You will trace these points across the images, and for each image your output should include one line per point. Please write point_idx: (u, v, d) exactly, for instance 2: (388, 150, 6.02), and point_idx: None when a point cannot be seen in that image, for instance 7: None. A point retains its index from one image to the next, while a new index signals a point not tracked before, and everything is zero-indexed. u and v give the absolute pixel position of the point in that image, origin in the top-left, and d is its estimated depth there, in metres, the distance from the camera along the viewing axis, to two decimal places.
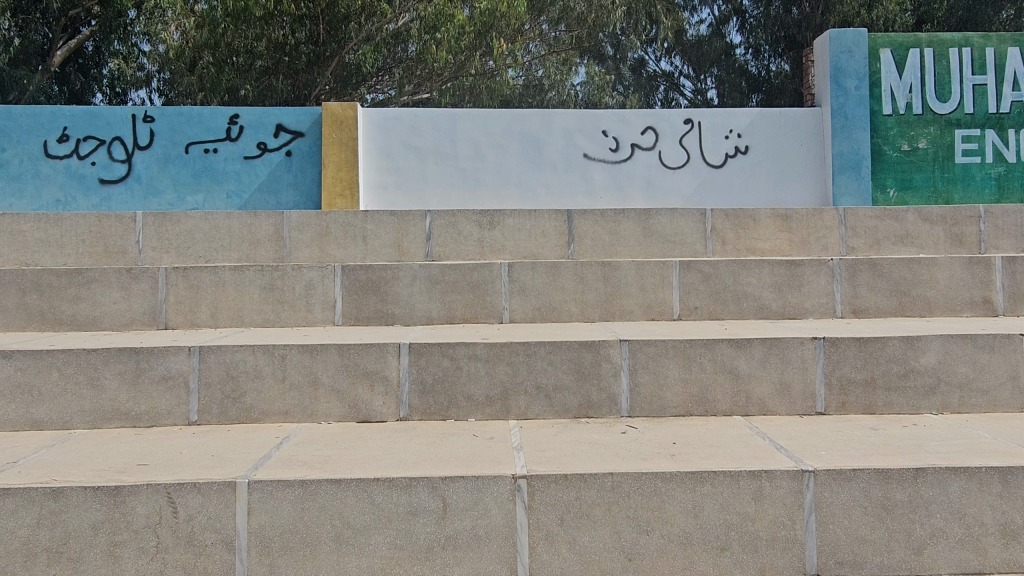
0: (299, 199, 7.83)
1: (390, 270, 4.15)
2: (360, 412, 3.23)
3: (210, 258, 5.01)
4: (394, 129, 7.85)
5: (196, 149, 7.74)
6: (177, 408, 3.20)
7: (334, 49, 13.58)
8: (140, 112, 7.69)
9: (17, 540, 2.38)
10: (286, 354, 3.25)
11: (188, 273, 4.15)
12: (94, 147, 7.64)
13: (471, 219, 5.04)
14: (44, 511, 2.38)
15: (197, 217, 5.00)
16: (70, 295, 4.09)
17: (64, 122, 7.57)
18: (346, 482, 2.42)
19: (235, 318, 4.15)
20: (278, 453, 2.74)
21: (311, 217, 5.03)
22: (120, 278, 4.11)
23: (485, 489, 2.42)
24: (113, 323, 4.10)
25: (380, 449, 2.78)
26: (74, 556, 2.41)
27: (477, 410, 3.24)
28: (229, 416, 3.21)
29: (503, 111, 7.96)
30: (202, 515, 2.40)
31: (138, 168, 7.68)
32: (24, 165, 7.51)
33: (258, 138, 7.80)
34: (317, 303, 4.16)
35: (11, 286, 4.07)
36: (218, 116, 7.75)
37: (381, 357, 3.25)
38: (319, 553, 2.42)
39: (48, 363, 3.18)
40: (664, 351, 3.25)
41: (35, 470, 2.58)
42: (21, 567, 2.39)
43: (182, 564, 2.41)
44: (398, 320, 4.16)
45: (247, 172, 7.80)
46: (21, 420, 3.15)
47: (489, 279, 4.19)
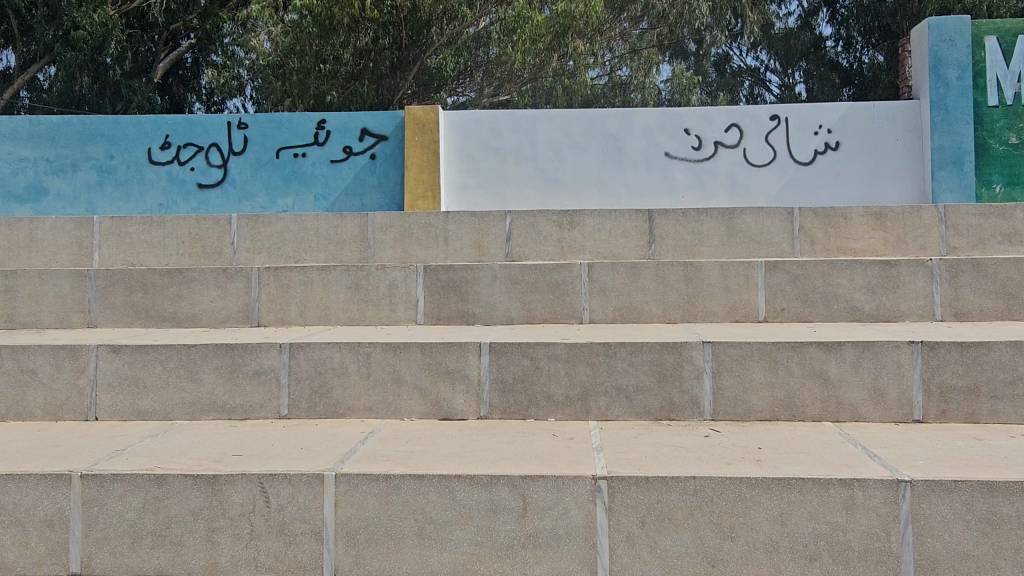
0: (382, 201, 8.02)
1: (470, 270, 4.20)
2: (442, 410, 3.29)
3: (298, 258, 5.20)
4: (475, 131, 7.96)
5: (286, 153, 8.05)
6: (269, 403, 3.35)
7: (416, 54, 14.12)
8: (235, 119, 8.06)
9: (125, 522, 2.55)
10: (371, 352, 3.33)
11: (279, 273, 4.32)
12: (193, 153, 8.05)
13: (551, 219, 5.04)
14: (149, 496, 2.54)
15: (288, 219, 5.21)
16: (171, 293, 4.32)
17: (166, 130, 8.03)
18: (428, 479, 2.46)
19: (322, 317, 4.31)
20: (364, 448, 2.82)
21: (394, 219, 5.15)
22: (216, 277, 4.31)
23: (566, 488, 2.42)
24: (209, 320, 4.31)
25: (461, 447, 2.82)
26: (175, 540, 2.55)
27: (557, 410, 3.24)
28: (318, 412, 3.33)
29: (584, 111, 7.92)
30: (292, 506, 2.49)
31: (233, 172, 8.05)
32: (130, 171, 8.00)
33: (344, 142, 8.03)
34: (400, 303, 4.26)
35: (118, 285, 4.35)
36: (307, 122, 8.04)
37: (462, 357, 3.29)
38: (402, 546, 2.48)
39: (152, 358, 3.38)
40: (749, 354, 3.16)
41: (140, 458, 2.74)
42: (129, 549, 2.56)
43: (273, 552, 2.51)
44: (478, 320, 4.21)
45: (334, 176, 8.05)
46: (128, 411, 3.37)
47: (570, 279, 4.19)
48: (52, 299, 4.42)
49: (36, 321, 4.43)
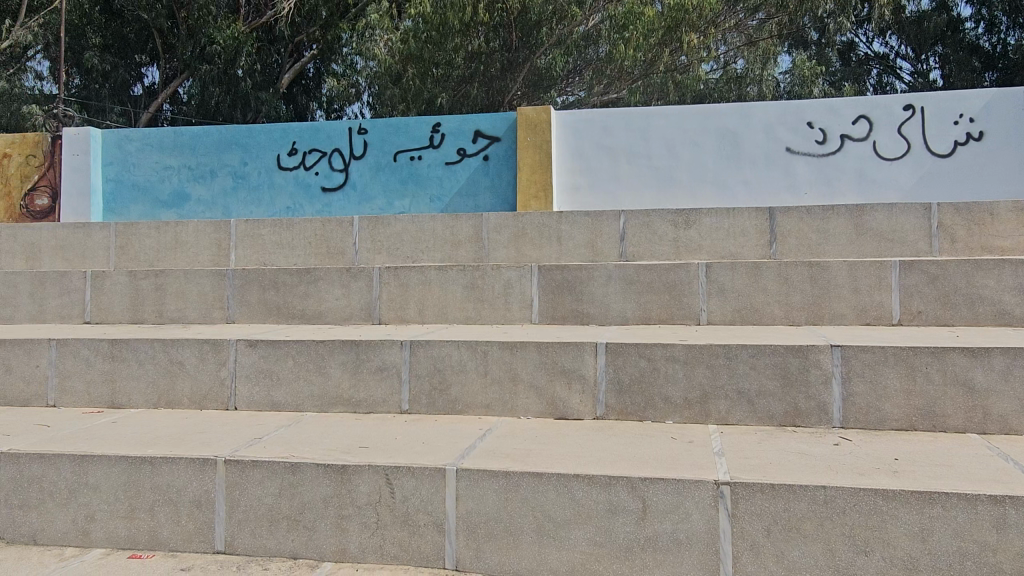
0: (495, 202, 8.16)
1: (585, 270, 4.20)
2: (558, 409, 3.32)
3: (416, 258, 5.38)
4: (586, 130, 7.93)
5: (403, 157, 8.32)
6: (392, 397, 3.48)
7: (525, 56, 14.34)
8: (356, 125, 8.41)
9: (263, 506, 2.73)
10: (488, 350, 3.39)
11: (399, 272, 4.47)
12: (318, 158, 8.46)
13: (666, 219, 4.96)
14: (285, 482, 2.70)
15: (406, 220, 5.40)
16: (300, 292, 4.58)
17: (294, 137, 8.49)
18: (547, 477, 2.48)
19: (440, 315, 4.44)
20: (482, 444, 2.88)
21: (508, 219, 5.22)
22: (341, 276, 4.52)
23: (686, 492, 2.38)
24: (335, 317, 4.53)
25: (578, 446, 2.83)
26: (308, 524, 2.69)
27: (675, 413, 3.19)
28: (437, 408, 3.44)
29: (700, 107, 7.73)
30: (416, 498, 2.59)
31: (354, 176, 8.41)
32: (261, 176, 8.52)
33: (458, 145, 8.21)
34: (515, 302, 4.32)
35: (253, 284, 4.66)
36: (423, 126, 8.27)
37: (578, 356, 3.30)
38: (522, 542, 2.52)
39: (284, 352, 3.59)
40: (884, 359, 2.99)
41: (275, 446, 2.92)
42: (266, 531, 2.73)
43: (398, 541, 2.62)
44: (593, 320, 4.21)
45: (448, 178, 8.25)
46: (264, 402, 3.61)
47: (686, 280, 4.10)
48: (195, 297, 4.76)
49: (181, 317, 4.79)
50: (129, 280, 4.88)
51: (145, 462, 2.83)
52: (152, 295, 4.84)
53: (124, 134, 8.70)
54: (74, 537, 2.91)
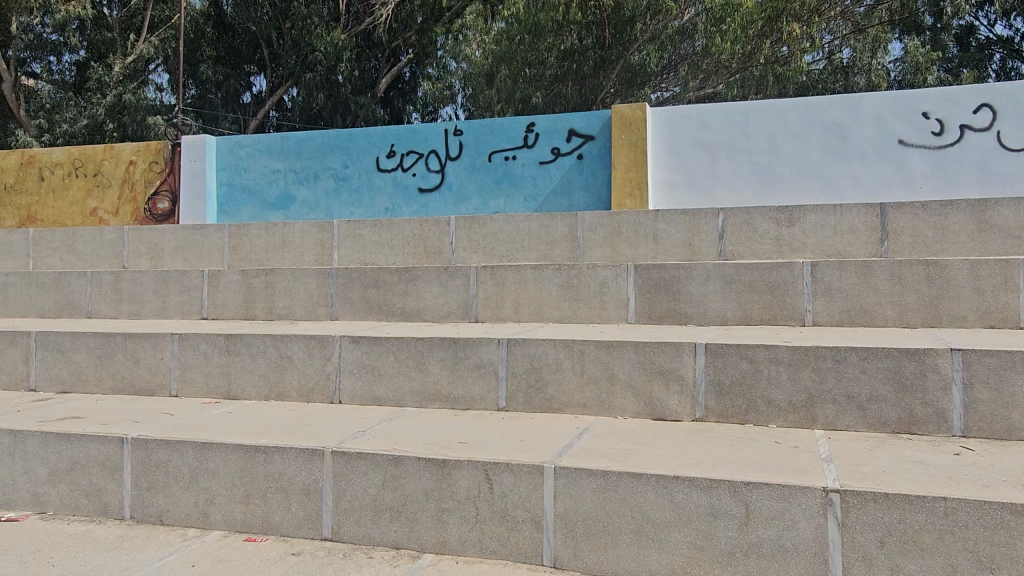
0: (589, 201, 8.12)
1: (683, 269, 4.13)
2: (656, 410, 3.28)
3: (512, 257, 5.45)
4: (683, 127, 7.79)
5: (498, 157, 8.42)
6: (489, 395, 3.54)
7: (618, 53, 14.18)
8: (451, 127, 8.58)
9: (367, 497, 2.83)
10: (584, 349, 3.39)
11: (495, 272, 4.53)
12: (415, 160, 8.68)
13: (768, 217, 4.81)
14: (388, 474, 2.80)
15: (501, 220, 5.47)
16: (400, 290, 4.72)
17: (392, 140, 8.74)
18: (646, 477, 2.46)
19: (536, 313, 4.48)
20: (580, 443, 2.88)
21: (603, 218, 5.19)
22: (439, 275, 4.63)
23: (793, 499, 2.30)
24: (433, 315, 4.64)
25: (677, 448, 2.79)
26: (410, 516, 2.77)
27: (779, 416, 3.09)
28: (534, 405, 3.47)
29: (803, 100, 7.46)
30: (514, 494, 2.62)
31: (450, 177, 8.57)
32: (362, 178, 8.81)
33: (552, 144, 8.24)
34: (611, 301, 4.30)
35: (355, 282, 4.83)
36: (517, 126, 8.34)
37: (677, 356, 3.24)
38: (620, 542, 2.51)
39: (385, 349, 3.70)
40: (1010, 364, 2.81)
41: (379, 439, 3.03)
42: (370, 520, 2.83)
43: (497, 536, 2.66)
44: (690, 320, 4.13)
45: (542, 177, 8.29)
46: (366, 397, 3.74)
47: (790, 279, 3.97)
48: (301, 294, 4.98)
49: (289, 314, 5.02)
50: (241, 278, 5.16)
51: (259, 451, 3.00)
52: (262, 293, 5.10)
53: (236, 140, 9.21)
54: (195, 519, 3.11)
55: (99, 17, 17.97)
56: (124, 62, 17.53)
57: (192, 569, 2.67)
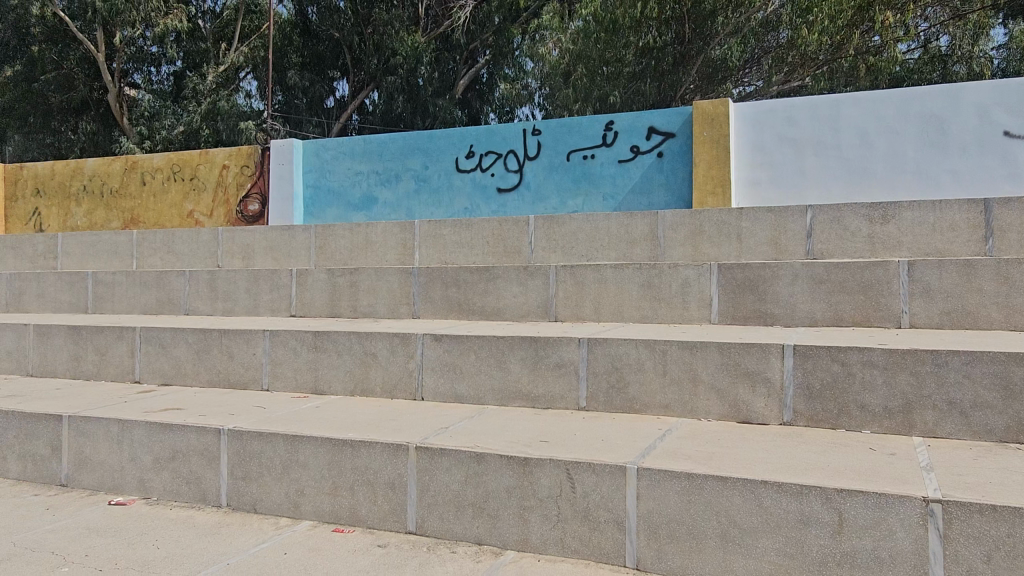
0: (670, 199, 7.98)
1: (769, 268, 4.02)
2: (741, 413, 3.21)
3: (591, 257, 5.42)
4: (768, 122, 7.58)
5: (576, 156, 8.39)
6: (570, 394, 3.54)
7: (699, 47, 13.92)
8: (530, 127, 8.61)
9: (450, 492, 2.88)
10: (667, 350, 3.34)
11: (575, 271, 4.53)
12: (494, 160, 8.75)
13: (860, 214, 4.63)
14: (470, 471, 2.83)
15: (580, 219, 5.45)
16: (480, 289, 4.77)
17: (471, 141, 8.85)
18: (732, 480, 2.41)
19: (616, 313, 4.44)
20: (663, 445, 2.84)
21: (685, 216, 5.11)
22: (519, 274, 4.66)
23: (890, 508, 2.21)
24: (513, 314, 4.67)
25: (764, 452, 2.72)
26: (492, 512, 2.80)
27: (873, 422, 2.97)
28: (615, 405, 3.44)
29: (898, 92, 7.12)
30: (596, 494, 2.61)
31: (528, 176, 8.60)
32: (441, 179, 8.95)
33: (632, 142, 8.14)
34: (693, 301, 4.22)
35: (437, 281, 4.92)
36: (596, 124, 8.30)
37: (764, 358, 3.16)
38: (706, 546, 2.46)
39: (467, 347, 3.76)
40: None
41: (461, 436, 3.07)
42: (453, 515, 2.88)
43: (579, 535, 2.66)
44: (777, 321, 4.02)
45: (622, 176, 8.20)
46: (448, 394, 3.80)
47: (884, 279, 3.80)
48: (384, 293, 5.11)
49: (372, 312, 5.15)
50: (328, 277, 5.33)
51: (346, 445, 3.09)
52: (348, 292, 5.26)
53: (322, 143, 9.52)
54: (286, 508, 3.23)
55: (194, 28, 18.89)
56: (217, 71, 18.36)
57: (284, 557, 2.78)
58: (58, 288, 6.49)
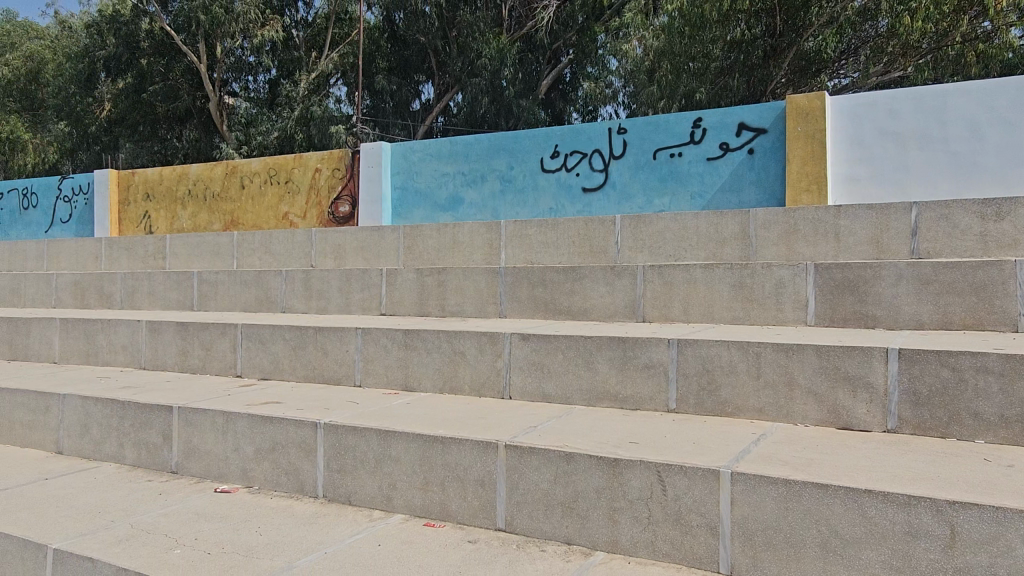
0: (762, 197, 7.74)
1: (870, 268, 3.87)
2: (841, 419, 3.09)
3: (679, 257, 5.33)
4: (867, 115, 7.26)
5: (663, 154, 8.26)
6: (659, 395, 3.50)
7: (792, 39, 13.49)
8: (615, 125, 8.56)
9: (540, 491, 2.89)
10: (760, 352, 3.25)
11: (663, 271, 4.46)
12: (578, 159, 8.72)
13: (971, 211, 4.38)
14: (559, 470, 2.84)
15: (668, 218, 5.37)
16: (567, 289, 4.77)
17: (556, 140, 8.85)
18: (833, 488, 2.32)
19: (706, 314, 4.35)
20: (757, 449, 2.77)
21: (779, 215, 4.95)
22: (606, 274, 4.63)
23: (1009, 524, 2.08)
24: (600, 314, 4.65)
25: (866, 459, 2.61)
26: (581, 513, 2.80)
27: (987, 432, 2.80)
28: (706, 408, 3.38)
29: (1014, 80, 6.68)
30: (688, 497, 2.57)
31: (614, 176, 8.52)
32: (526, 179, 8.99)
33: (721, 139, 7.95)
34: (788, 302, 4.09)
35: (523, 281, 4.95)
36: (684, 122, 8.16)
37: (865, 362, 3.03)
38: (805, 556, 2.39)
39: (554, 347, 3.76)
40: None
41: (549, 435, 3.09)
42: (542, 514, 2.89)
43: (671, 539, 2.62)
44: (879, 324, 3.85)
45: (710, 174, 8.01)
46: (535, 393, 3.83)
47: (999, 279, 3.58)
48: (472, 292, 5.18)
49: (460, 311, 5.23)
50: (416, 277, 5.44)
51: (437, 441, 3.15)
52: (436, 291, 5.36)
53: (409, 146, 9.74)
54: (380, 501, 3.33)
55: (289, 39, 19.85)
56: (309, 78, 19.05)
57: (378, 548, 2.86)
58: (167, 286, 6.89)
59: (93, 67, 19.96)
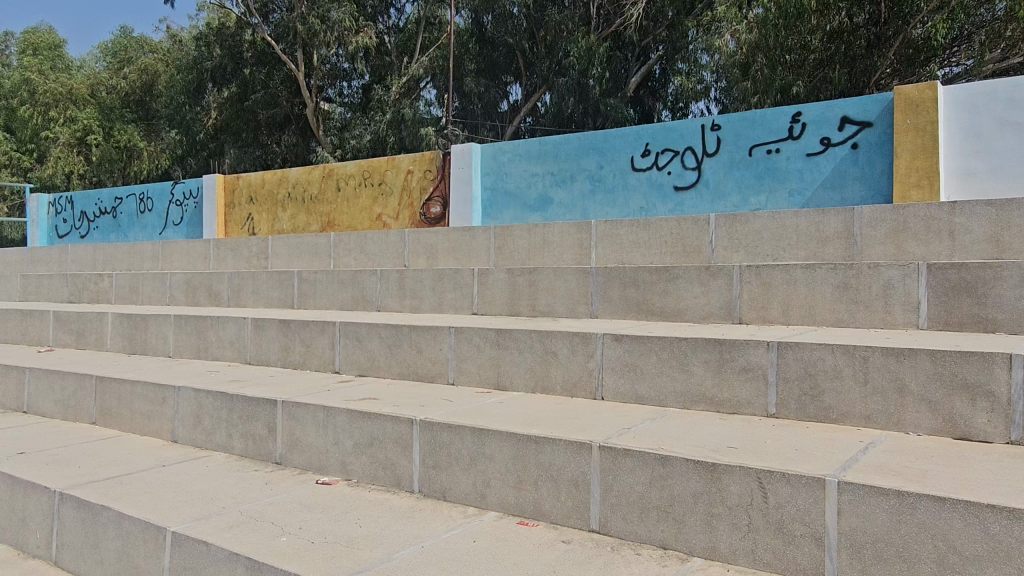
0: (866, 193, 7.36)
1: (990, 269, 3.65)
2: (957, 428, 2.92)
3: (777, 256, 5.16)
4: (985, 105, 6.83)
5: (760, 151, 8.01)
6: (758, 400, 3.39)
7: (898, 27, 13.12)
8: (709, 122, 8.37)
9: (635, 493, 2.86)
10: (868, 356, 3.11)
11: (761, 271, 4.33)
12: (670, 158, 8.57)
13: None
14: (655, 473, 2.80)
15: (766, 217, 5.21)
16: (660, 289, 4.70)
17: (647, 139, 8.74)
18: (952, 502, 2.20)
19: (807, 316, 4.19)
20: (866, 457, 2.65)
21: (887, 212, 4.72)
22: (700, 275, 4.53)
23: None
24: (694, 315, 4.55)
25: (987, 472, 2.45)
26: (678, 517, 2.75)
27: None
28: (808, 414, 3.26)
29: None
30: (792, 506, 2.49)
31: (707, 174, 8.33)
32: (616, 178, 8.91)
33: (821, 134, 7.63)
34: (897, 304, 3.90)
35: (615, 281, 4.92)
36: (781, 117, 7.88)
37: (986, 369, 2.86)
38: (919, 572, 2.27)
39: (648, 348, 3.72)
40: None
41: (644, 437, 3.05)
42: (637, 517, 2.86)
43: (772, 548, 2.54)
44: (1000, 328, 3.62)
45: (810, 170, 7.69)
46: (629, 394, 3.79)
47: None
48: (563, 292, 5.18)
49: (551, 311, 5.24)
50: (508, 277, 5.48)
51: (531, 441, 3.17)
52: (527, 291, 5.38)
53: (499, 147, 9.83)
54: (474, 498, 3.38)
55: (381, 45, 20.49)
56: (400, 82, 19.54)
57: (473, 544, 2.91)
58: (269, 285, 7.22)
59: (201, 77, 21.53)
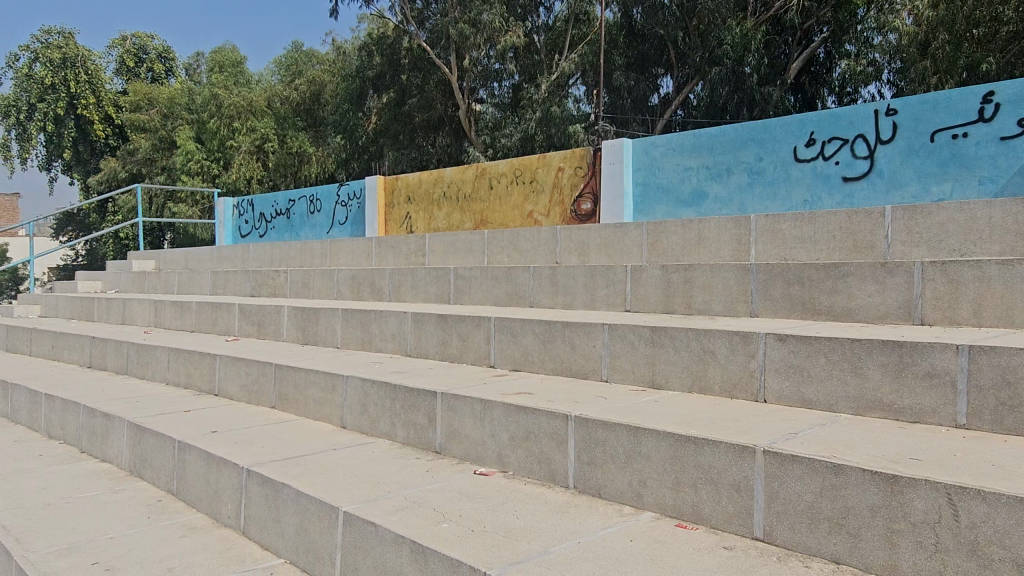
0: None
1: None
2: None
3: (966, 251, 4.73)
4: None
5: (943, 135, 7.28)
6: (944, 408, 3.12)
7: None
8: (883, 106, 7.75)
9: (803, 502, 2.71)
10: None
11: (947, 268, 3.97)
12: (838, 146, 8.04)
13: None
14: (827, 482, 2.64)
15: (952, 208, 4.78)
16: (828, 287, 4.42)
17: (811, 127, 8.25)
18: None
19: (1003, 317, 3.79)
20: None
21: None
22: (875, 271, 4.21)
23: None
24: (867, 315, 4.24)
25: None
26: (852, 531, 2.58)
27: None
28: (1006, 426, 2.96)
29: None
30: (988, 527, 2.27)
31: (881, 162, 7.73)
32: (778, 170, 8.49)
33: (1019, 115, 6.73)
34: None
35: (778, 278, 4.68)
36: (970, 97, 7.09)
37: None
38: None
39: (816, 349, 3.52)
40: None
41: (815, 443, 2.89)
42: (806, 528, 2.71)
43: (965, 571, 2.33)
44: None
45: (1005, 155, 6.82)
46: (795, 398, 3.60)
47: None
48: (720, 290, 5.00)
49: (707, 309, 5.08)
50: (662, 273, 5.37)
51: (690, 441, 3.10)
52: (682, 288, 5.25)
53: (651, 141, 9.67)
54: (630, 497, 3.34)
55: (530, 44, 21.20)
56: (550, 80, 19.74)
57: (630, 543, 2.88)
58: (427, 281, 7.52)
59: (365, 84, 23.24)
